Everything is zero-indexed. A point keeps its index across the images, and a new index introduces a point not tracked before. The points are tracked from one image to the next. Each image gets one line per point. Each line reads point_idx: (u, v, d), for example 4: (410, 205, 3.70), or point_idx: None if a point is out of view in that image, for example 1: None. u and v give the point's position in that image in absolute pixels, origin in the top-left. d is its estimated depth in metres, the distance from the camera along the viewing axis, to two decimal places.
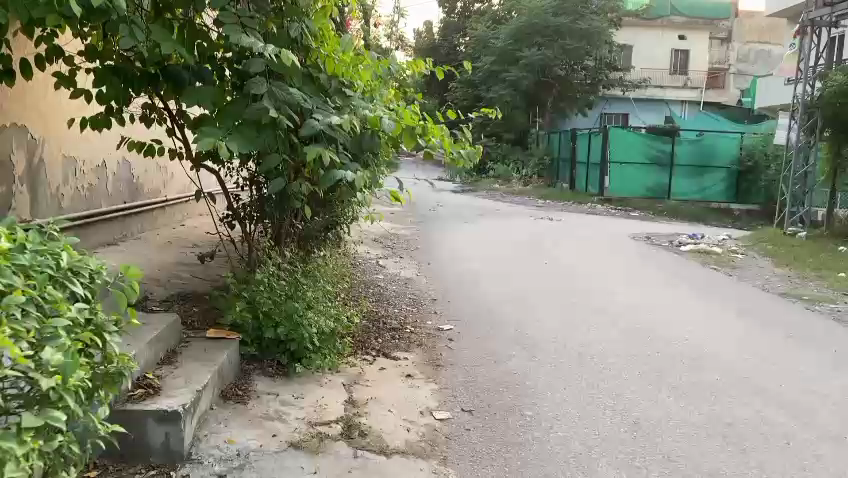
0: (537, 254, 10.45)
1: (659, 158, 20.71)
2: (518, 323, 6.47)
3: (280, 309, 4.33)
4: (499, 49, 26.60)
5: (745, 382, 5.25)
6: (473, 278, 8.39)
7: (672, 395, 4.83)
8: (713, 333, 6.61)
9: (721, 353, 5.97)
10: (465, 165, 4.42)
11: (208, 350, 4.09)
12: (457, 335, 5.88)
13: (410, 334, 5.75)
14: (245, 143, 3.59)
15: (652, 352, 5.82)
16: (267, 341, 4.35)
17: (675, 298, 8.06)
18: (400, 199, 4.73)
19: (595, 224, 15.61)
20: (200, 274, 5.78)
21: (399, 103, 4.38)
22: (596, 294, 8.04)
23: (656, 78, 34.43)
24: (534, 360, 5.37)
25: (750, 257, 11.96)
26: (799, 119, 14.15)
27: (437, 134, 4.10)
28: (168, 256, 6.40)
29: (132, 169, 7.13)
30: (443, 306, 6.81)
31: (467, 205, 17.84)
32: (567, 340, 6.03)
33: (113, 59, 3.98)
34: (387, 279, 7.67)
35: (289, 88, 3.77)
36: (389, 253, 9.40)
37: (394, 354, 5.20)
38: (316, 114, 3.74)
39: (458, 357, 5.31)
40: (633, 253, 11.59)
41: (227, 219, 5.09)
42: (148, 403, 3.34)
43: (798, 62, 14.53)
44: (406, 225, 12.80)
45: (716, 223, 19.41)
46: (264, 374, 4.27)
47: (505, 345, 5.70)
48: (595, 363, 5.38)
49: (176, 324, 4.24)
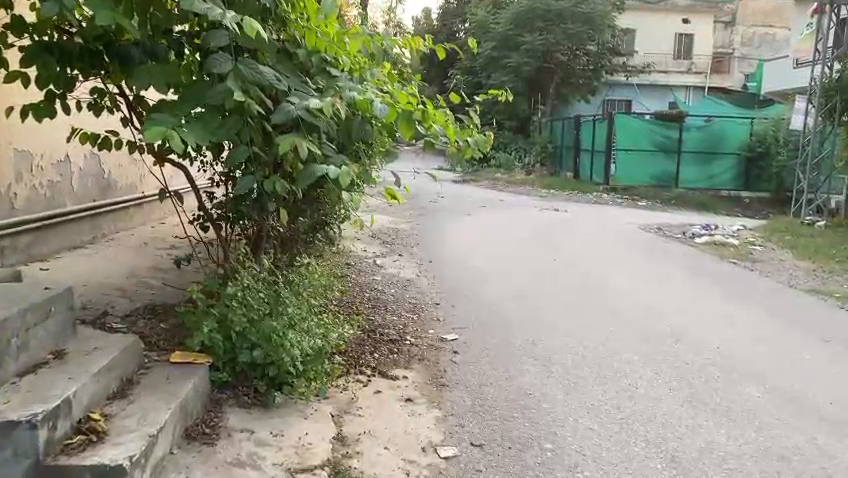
0: (545, 249, 9.81)
1: (666, 145, 20.02)
2: (529, 328, 5.84)
3: (256, 328, 3.70)
4: (500, 35, 25.90)
5: (790, 399, 4.63)
6: (476, 277, 7.74)
7: (711, 419, 4.20)
8: (745, 339, 5.98)
9: (758, 362, 5.33)
10: (472, 155, 3.78)
11: (171, 379, 3.47)
12: (462, 346, 5.24)
13: (410, 346, 5.12)
14: (205, 133, 2.94)
15: (681, 363, 5.19)
16: (243, 365, 3.72)
17: (696, 297, 7.42)
18: (396, 197, 4.09)
19: (602, 215, 14.97)
20: (172, 282, 5.15)
21: (394, 84, 3.71)
22: (611, 293, 7.40)
23: (660, 63, 33.69)
24: (551, 376, 4.74)
25: (769, 249, 11.33)
26: (817, 102, 13.66)
27: (439, 119, 3.44)
28: (140, 260, 5.76)
29: (102, 164, 6.49)
30: (446, 312, 6.17)
31: (468, 196, 17.19)
32: (586, 349, 5.39)
33: (50, 33, 3.31)
34: (385, 281, 7.03)
35: (259, 67, 3.13)
36: (387, 251, 8.75)
37: (392, 372, 4.57)
38: (292, 97, 3.08)
39: (464, 374, 4.67)
40: (647, 246, 10.93)
41: (199, 221, 4.46)
42: (86, 455, 2.71)
43: (815, 43, 13.86)
44: (405, 219, 12.16)
45: (726, 211, 18.75)
46: (239, 405, 3.66)
47: (517, 357, 5.06)
48: (619, 379, 4.75)
49: (135, 347, 3.60)
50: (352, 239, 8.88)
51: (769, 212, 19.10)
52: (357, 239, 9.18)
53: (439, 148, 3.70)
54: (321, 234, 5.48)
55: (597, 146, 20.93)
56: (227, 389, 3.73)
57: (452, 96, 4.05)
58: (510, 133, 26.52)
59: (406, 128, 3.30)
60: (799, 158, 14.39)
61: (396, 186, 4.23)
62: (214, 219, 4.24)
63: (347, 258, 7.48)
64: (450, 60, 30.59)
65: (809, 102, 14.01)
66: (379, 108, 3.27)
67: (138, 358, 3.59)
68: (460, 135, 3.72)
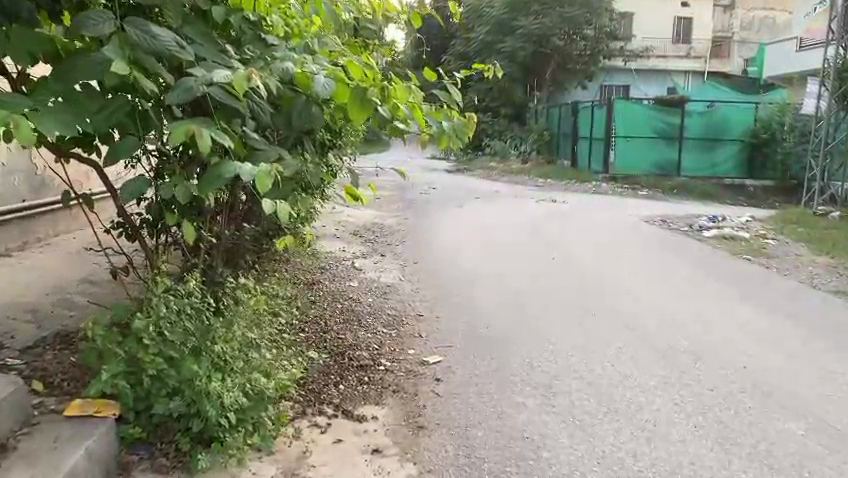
0: (543, 246, 8.99)
1: (667, 131, 19.20)
2: (526, 345, 5.02)
3: (176, 370, 2.90)
4: (494, 18, 25.00)
5: (841, 437, 3.84)
6: (466, 280, 6.91)
7: (750, 469, 3.41)
8: (775, 354, 5.19)
9: (795, 388, 4.53)
10: (451, 148, 2.93)
11: (58, 442, 2.65)
12: (446, 371, 4.42)
13: (383, 373, 4.29)
14: (73, 119, 2.10)
15: (705, 390, 4.39)
16: (160, 417, 2.92)
17: (712, 301, 6.61)
18: (357, 199, 3.24)
19: (603, 207, 14.16)
20: (101, 297, 4.33)
21: (346, 54, 2.88)
22: (614, 296, 6.61)
23: (658, 48, 32.80)
24: (552, 411, 3.94)
25: (782, 242, 10.55)
26: (831, 85, 12.85)
27: (403, 98, 2.62)
28: (70, 268, 4.95)
29: (33, 158, 5.67)
30: (429, 325, 5.34)
31: (462, 187, 16.38)
32: (590, 371, 4.59)
33: None
34: (362, 288, 6.20)
35: (154, 29, 2.28)
36: (368, 251, 7.91)
37: (357, 410, 3.76)
38: (198, 68, 2.24)
39: (448, 411, 3.86)
40: (653, 241, 10.11)
41: (119, 229, 3.62)
42: None
43: (829, 22, 13.01)
44: (393, 213, 11.34)
45: (731, 200, 17.97)
46: (153, 470, 2.86)
47: (511, 386, 4.25)
48: (634, 415, 3.96)
49: (17, 397, 2.78)
50: (328, 240, 8.05)
51: (775, 201, 18.33)
52: (335, 238, 8.34)
53: (408, 135, 2.87)
54: (274, 241, 4.63)
55: (596, 134, 20.11)
56: (142, 448, 2.93)
57: (427, 72, 3.18)
58: (506, 120, 25.68)
59: (357, 112, 2.44)
60: (811, 145, 13.59)
61: (357, 187, 3.39)
62: (134, 228, 3.42)
63: (320, 264, 6.64)
64: (443, 47, 29.71)
65: (822, 85, 13.20)
66: (324, 86, 2.43)
67: (21, 412, 2.79)
68: (433, 119, 2.89)
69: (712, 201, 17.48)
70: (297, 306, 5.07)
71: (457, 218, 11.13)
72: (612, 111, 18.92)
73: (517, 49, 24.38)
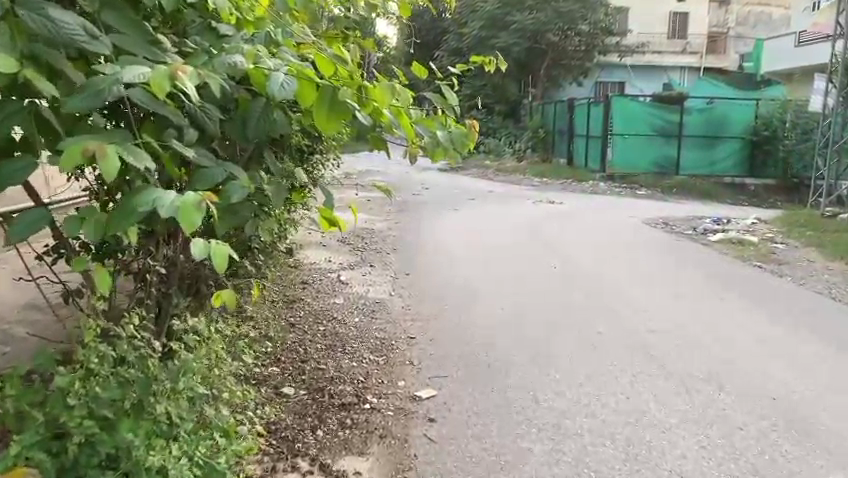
0: (542, 253, 8.43)
1: (666, 129, 18.63)
2: (528, 373, 4.48)
3: (109, 437, 2.36)
4: (487, 12, 24.40)
5: None
6: (461, 294, 6.35)
7: None
8: (804, 380, 4.69)
9: (833, 423, 4.03)
10: (445, 161, 2.35)
11: None
12: (439, 410, 3.88)
13: (367, 413, 3.75)
14: None
15: (734, 428, 3.88)
16: None
17: (729, 315, 6.11)
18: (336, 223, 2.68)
19: (602, 208, 13.64)
20: (43, 325, 3.77)
21: (316, 49, 2.32)
22: (623, 309, 6.07)
23: (654, 44, 32.33)
24: (563, 459, 3.42)
25: (792, 246, 10.07)
26: (838, 82, 12.37)
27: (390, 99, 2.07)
28: (15, 289, 4.38)
29: None
30: (422, 351, 4.79)
31: (456, 187, 15.83)
32: (603, 406, 4.07)
33: None
34: (347, 305, 5.64)
35: (54, 10, 1.70)
36: (356, 262, 7.33)
37: (337, 464, 3.22)
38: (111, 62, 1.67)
39: (443, 462, 3.33)
40: (657, 245, 9.58)
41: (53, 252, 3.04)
42: None
43: (836, 17, 12.53)
44: (384, 217, 10.81)
45: (731, 199, 17.52)
46: None
47: (514, 427, 3.72)
48: (657, 463, 3.44)
49: None
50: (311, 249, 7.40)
51: (776, 200, 17.89)
52: (321, 247, 7.75)
53: (398, 144, 2.32)
54: (241, 261, 4.07)
55: (592, 131, 19.59)
56: None
57: (417, 67, 2.63)
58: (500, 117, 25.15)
59: (324, 119, 1.88)
60: (818, 145, 13.11)
61: (333, 207, 2.82)
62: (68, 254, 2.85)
63: (301, 281, 6.06)
64: (436, 42, 29.14)
65: (829, 81, 12.72)
66: (286, 85, 1.87)
67: None
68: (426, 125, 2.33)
69: (713, 201, 17.02)
70: (270, 335, 4.52)
71: (452, 221, 10.59)
72: (609, 108, 18.28)
73: (511, 45, 23.86)
